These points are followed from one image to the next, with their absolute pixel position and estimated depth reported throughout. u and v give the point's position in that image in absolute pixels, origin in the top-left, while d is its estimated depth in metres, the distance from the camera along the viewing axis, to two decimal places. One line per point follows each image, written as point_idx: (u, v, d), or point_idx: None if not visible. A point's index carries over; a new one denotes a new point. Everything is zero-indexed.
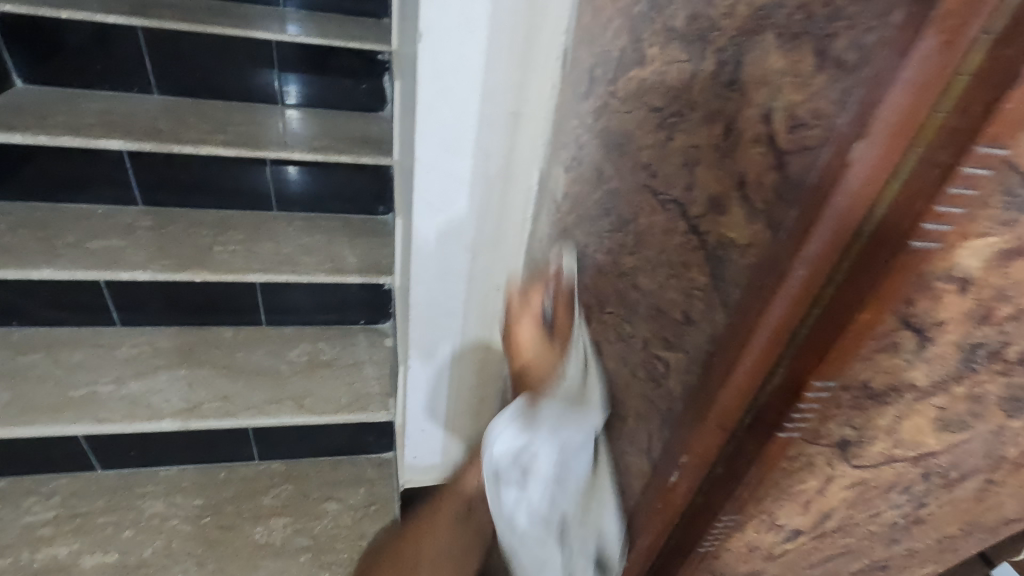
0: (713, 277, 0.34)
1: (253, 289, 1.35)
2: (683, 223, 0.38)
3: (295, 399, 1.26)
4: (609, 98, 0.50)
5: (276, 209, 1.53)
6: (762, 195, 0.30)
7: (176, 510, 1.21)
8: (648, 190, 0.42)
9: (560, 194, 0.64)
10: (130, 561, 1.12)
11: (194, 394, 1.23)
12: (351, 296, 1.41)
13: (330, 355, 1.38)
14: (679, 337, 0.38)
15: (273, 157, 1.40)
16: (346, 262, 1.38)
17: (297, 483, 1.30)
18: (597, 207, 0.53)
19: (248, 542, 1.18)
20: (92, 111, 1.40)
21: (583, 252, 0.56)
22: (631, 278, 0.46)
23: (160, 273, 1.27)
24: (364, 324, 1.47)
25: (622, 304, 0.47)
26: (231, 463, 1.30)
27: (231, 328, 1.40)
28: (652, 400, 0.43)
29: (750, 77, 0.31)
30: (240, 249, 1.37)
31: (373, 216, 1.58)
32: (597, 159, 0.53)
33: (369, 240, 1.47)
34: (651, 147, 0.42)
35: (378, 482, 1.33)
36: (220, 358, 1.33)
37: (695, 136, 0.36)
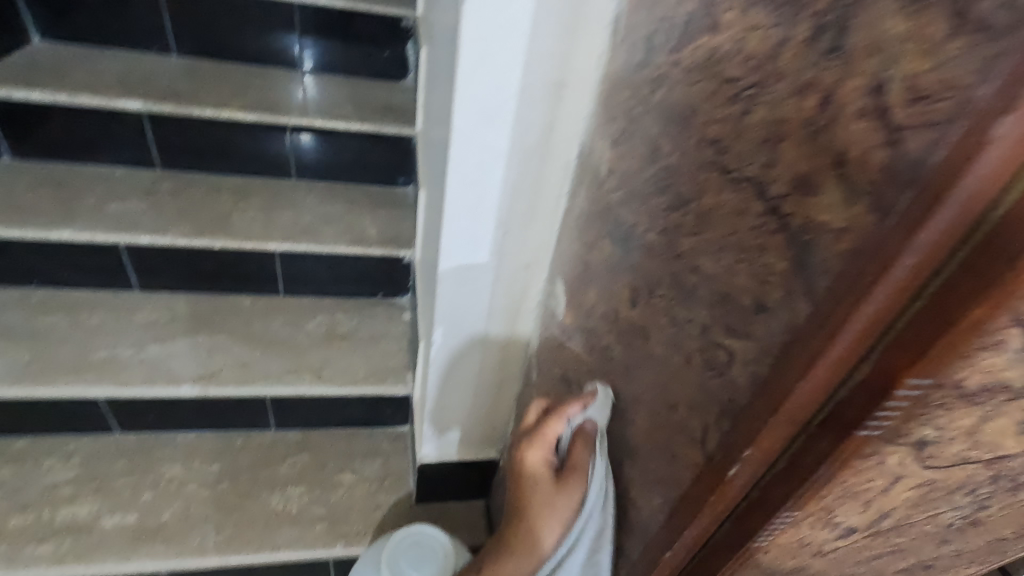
0: (795, 264, 0.32)
1: (272, 258, 1.33)
2: (760, 204, 0.35)
3: (314, 370, 1.26)
4: (670, 67, 0.47)
5: (296, 177, 1.50)
6: (868, 177, 0.27)
7: (194, 475, 1.22)
8: (716, 168, 0.40)
9: (605, 170, 0.61)
10: (149, 523, 1.13)
11: (213, 361, 1.23)
12: (370, 268, 1.39)
13: (348, 327, 1.37)
14: (748, 325, 0.36)
15: (294, 124, 1.38)
16: (366, 233, 1.36)
17: (313, 452, 1.30)
18: (650, 184, 0.50)
19: (265, 510, 1.18)
20: (111, 70, 1.37)
21: (631, 232, 0.54)
22: (689, 262, 0.43)
23: (180, 238, 1.26)
24: (382, 297, 1.46)
25: (677, 288, 0.45)
26: (248, 430, 1.31)
27: (249, 297, 1.39)
28: (710, 389, 0.41)
29: (859, 43, 0.28)
30: (260, 217, 1.35)
31: (393, 187, 1.56)
32: (653, 133, 0.50)
33: (390, 212, 1.45)
34: (723, 121, 0.39)
35: (393, 455, 1.33)
36: (239, 326, 1.32)
37: (779, 110, 0.33)
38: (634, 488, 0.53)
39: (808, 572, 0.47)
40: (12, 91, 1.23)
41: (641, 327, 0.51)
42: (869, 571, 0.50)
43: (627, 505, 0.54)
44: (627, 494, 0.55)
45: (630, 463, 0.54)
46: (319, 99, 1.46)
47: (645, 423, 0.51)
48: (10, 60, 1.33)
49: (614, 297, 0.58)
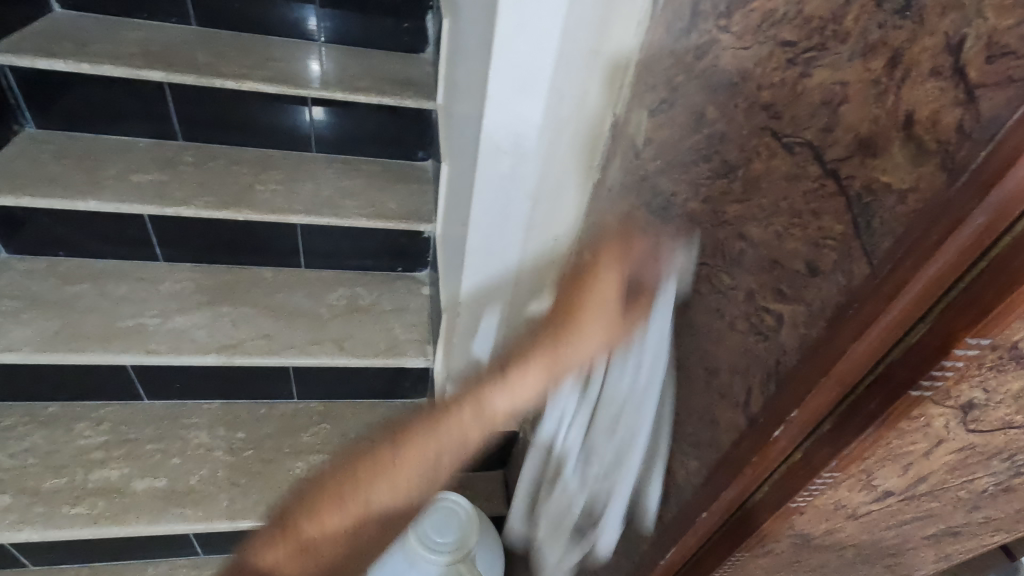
0: (853, 227, 0.33)
1: (294, 231, 1.34)
2: (815, 169, 0.35)
3: (336, 341, 1.28)
4: (719, 33, 0.46)
5: (315, 150, 1.50)
6: (938, 137, 0.28)
7: (220, 441, 1.25)
8: (768, 133, 0.40)
9: (642, 140, 0.61)
10: (178, 487, 1.16)
11: (237, 331, 1.25)
12: (390, 241, 1.40)
13: (369, 301, 1.38)
14: (799, 290, 0.37)
15: (314, 96, 1.37)
16: (386, 207, 1.37)
17: (335, 422, 1.33)
18: (693, 153, 0.50)
19: (289, 476, 1.21)
20: (131, 40, 1.37)
21: (670, 201, 0.54)
22: (735, 228, 0.44)
23: (203, 210, 1.26)
24: (401, 271, 1.47)
25: (720, 255, 0.45)
26: (271, 400, 1.33)
27: (271, 269, 1.41)
28: (755, 354, 0.41)
29: (932, 2, 0.28)
30: (282, 189, 1.36)
31: (412, 161, 1.55)
32: (697, 100, 0.49)
33: (409, 186, 1.45)
34: (777, 86, 0.39)
35: None
36: (262, 297, 1.34)
37: (842, 71, 0.33)
38: (667, 454, 0.55)
39: (840, 535, 0.48)
40: (36, 60, 1.22)
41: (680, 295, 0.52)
42: (898, 536, 0.51)
43: (660, 469, 0.55)
44: (660, 459, 0.56)
45: (664, 428, 0.55)
46: (338, 72, 1.45)
47: (681, 389, 0.52)
48: (32, 28, 1.32)
49: None
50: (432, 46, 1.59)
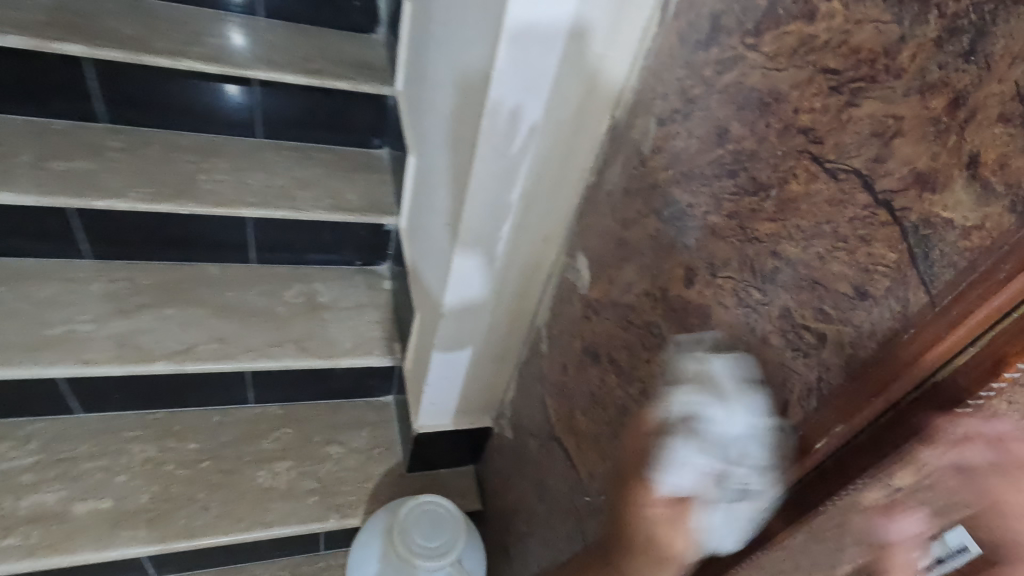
0: (910, 255, 0.34)
1: (243, 224, 1.25)
2: (864, 196, 0.37)
3: (297, 342, 1.21)
4: (748, 49, 0.47)
5: (262, 135, 1.39)
6: (1007, 179, 0.29)
7: (170, 455, 1.16)
8: (807, 155, 0.41)
9: (649, 148, 0.61)
10: (127, 506, 1.07)
11: (188, 335, 1.16)
12: (350, 234, 1.33)
13: (329, 297, 1.32)
14: (848, 313, 0.38)
15: (260, 79, 1.26)
16: (346, 199, 1.30)
17: (297, 426, 1.26)
18: (714, 167, 0.51)
19: (252, 486, 1.15)
20: (39, 6, 1.20)
21: (687, 212, 0.55)
22: (768, 246, 0.45)
23: (141, 203, 1.15)
24: (360, 266, 1.41)
25: (751, 269, 0.47)
26: (226, 406, 1.25)
27: (217, 265, 1.30)
28: (793, 370, 0.43)
29: (1001, 51, 0.30)
30: (229, 179, 1.26)
31: (367, 149, 1.47)
32: (720, 115, 0.50)
33: (366, 176, 1.38)
34: (816, 112, 0.40)
35: (380, 425, 1.31)
36: (210, 296, 1.24)
37: (894, 106, 0.35)
38: None
39: None
40: None
41: (699, 307, 0.53)
42: None
43: None
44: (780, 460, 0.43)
45: None
46: (286, 52, 1.35)
47: None
48: None
49: (661, 275, 0.59)
50: (384, 27, 1.51)
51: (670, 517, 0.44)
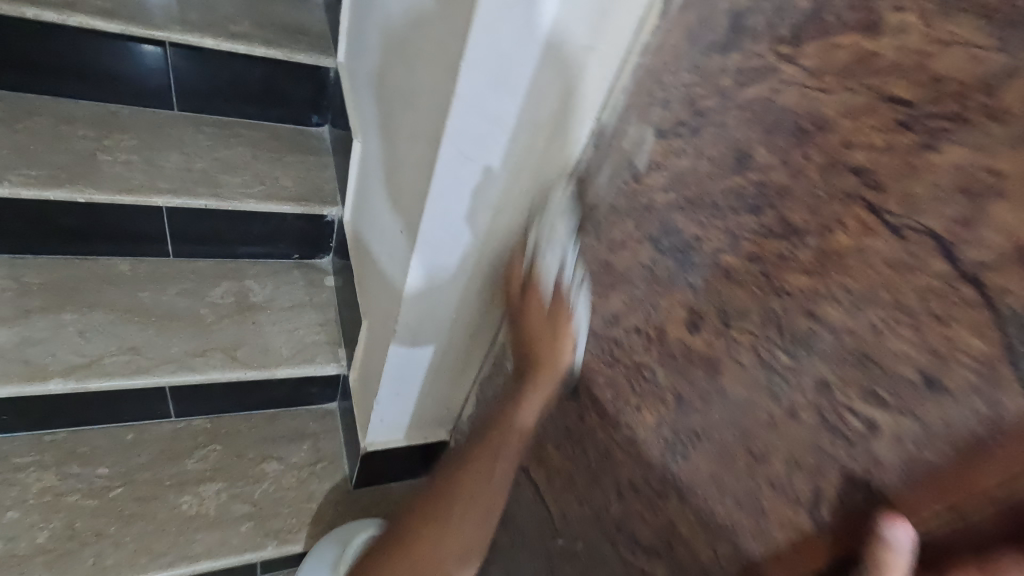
0: (1006, 347, 0.28)
1: (157, 214, 1.08)
2: (943, 266, 0.30)
3: (225, 350, 1.07)
4: (781, 60, 0.39)
5: (178, 108, 1.20)
6: None
7: (73, 483, 1.00)
8: (861, 203, 0.34)
9: (644, 164, 0.53)
10: (19, 549, 0.92)
11: (90, 346, 0.99)
12: (286, 226, 1.18)
13: (262, 297, 1.17)
14: (915, 403, 0.31)
15: (176, 42, 1.08)
16: (279, 187, 1.15)
17: (227, 442, 1.13)
18: (731, 197, 0.43)
19: (173, 514, 1.02)
20: None
21: (691, 245, 0.47)
22: (802, 304, 0.38)
23: (24, 190, 0.96)
24: (298, 259, 1.25)
25: (777, 327, 0.39)
26: (141, 423, 1.09)
27: (126, 261, 1.12)
28: (829, 454, 0.36)
29: None
30: (138, 162, 1.08)
31: (305, 127, 1.30)
32: (741, 136, 0.42)
33: (303, 159, 1.22)
34: (877, 150, 0.33)
35: (322, 436, 1.19)
36: (117, 298, 1.07)
37: (992, 156, 0.28)
38: (678, 523, 0.49)
39: None
40: None
41: (706, 358, 0.46)
42: None
43: (672, 545, 0.50)
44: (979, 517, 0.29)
45: (680, 498, 0.49)
46: (206, 11, 1.16)
47: (704, 462, 0.46)
48: None
49: (655, 312, 0.52)
50: None
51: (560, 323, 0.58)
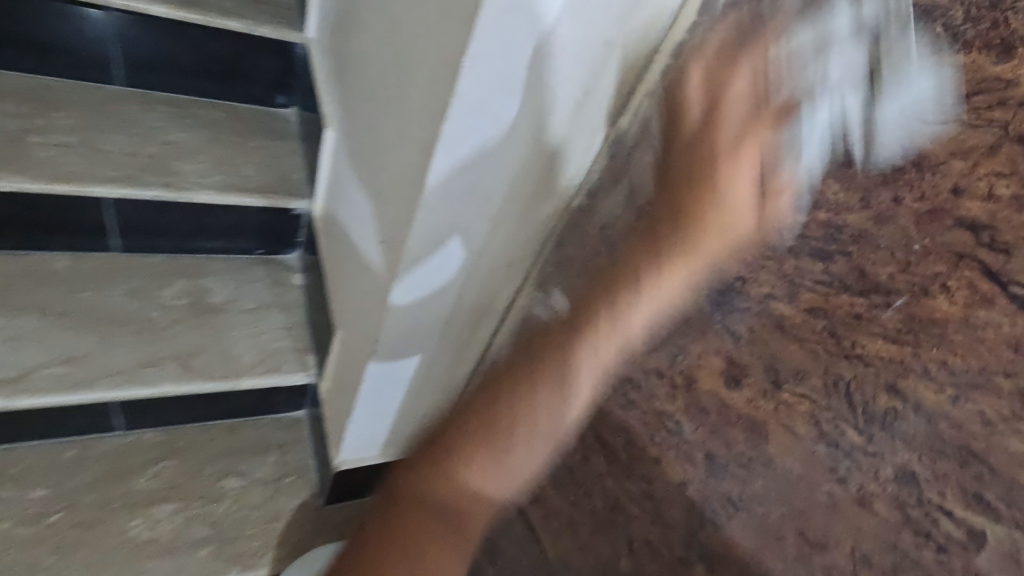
0: None
1: (99, 207, 0.96)
2: None
3: (178, 360, 0.97)
4: None
5: (122, 83, 1.05)
6: None
7: (4, 509, 0.90)
8: (972, 265, 0.28)
9: None
10: None
11: (22, 358, 0.89)
12: (248, 219, 1.07)
13: (221, 297, 1.06)
14: None
15: (115, 7, 0.95)
16: (240, 177, 1.04)
17: (183, 457, 1.03)
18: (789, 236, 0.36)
19: (122, 541, 0.92)
20: None
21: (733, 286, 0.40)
22: (882, 376, 0.31)
23: None
24: (262, 255, 1.14)
25: (848, 401, 0.33)
26: (84, 437, 0.98)
27: (64, 257, 1.00)
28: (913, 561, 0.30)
29: None
30: (76, 145, 0.95)
31: (269, 109, 1.16)
32: None
33: (267, 144, 1.10)
34: (999, 205, 0.27)
35: (289, 448, 1.10)
36: (54, 301, 0.95)
37: None
38: None
39: None
40: None
41: (748, 420, 0.39)
42: None
43: None
44: None
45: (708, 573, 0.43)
46: None
47: (743, 539, 0.40)
48: None
49: (682, 356, 0.45)
50: None
51: (741, 190, 0.29)
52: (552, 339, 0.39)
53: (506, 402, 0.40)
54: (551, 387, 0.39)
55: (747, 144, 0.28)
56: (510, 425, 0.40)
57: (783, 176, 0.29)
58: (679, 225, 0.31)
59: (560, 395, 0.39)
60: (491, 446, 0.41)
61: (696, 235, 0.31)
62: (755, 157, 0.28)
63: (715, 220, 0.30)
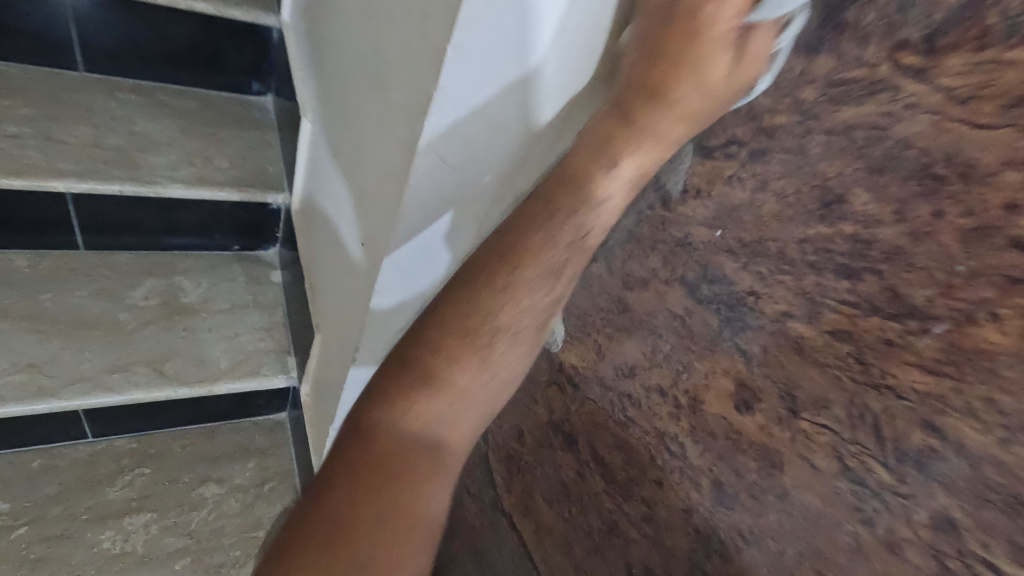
0: None
1: (60, 202, 0.90)
2: None
3: (149, 364, 0.92)
4: (901, 75, 0.28)
5: (84, 69, 0.99)
6: None
7: None
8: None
9: (681, 186, 0.41)
10: None
11: None
12: (223, 214, 1.01)
13: (195, 297, 1.01)
14: None
15: None
16: (213, 169, 0.98)
17: (157, 464, 0.99)
18: (809, 250, 0.33)
19: (91, 555, 0.87)
20: None
21: (744, 302, 0.37)
22: (916, 410, 0.28)
23: None
24: (239, 251, 1.09)
25: (875, 436, 0.30)
26: (52, 446, 0.95)
27: (26, 256, 0.95)
28: None
29: None
30: (32, 136, 0.89)
31: (245, 96, 1.10)
32: (833, 172, 0.31)
33: (242, 135, 1.05)
34: None
35: (270, 453, 1.06)
36: (14, 304, 0.90)
37: None
38: None
39: None
40: None
41: (760, 447, 0.36)
42: None
43: None
44: None
45: None
46: None
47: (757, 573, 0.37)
48: None
49: (688, 373, 0.42)
50: None
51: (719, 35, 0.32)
52: (536, 222, 0.36)
53: (490, 304, 0.36)
54: (537, 283, 0.36)
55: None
56: (495, 329, 0.37)
57: (756, 40, 0.33)
58: (664, 73, 0.34)
59: (545, 288, 0.37)
60: (475, 356, 0.37)
61: (667, 82, 0.34)
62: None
63: (687, 66, 0.33)
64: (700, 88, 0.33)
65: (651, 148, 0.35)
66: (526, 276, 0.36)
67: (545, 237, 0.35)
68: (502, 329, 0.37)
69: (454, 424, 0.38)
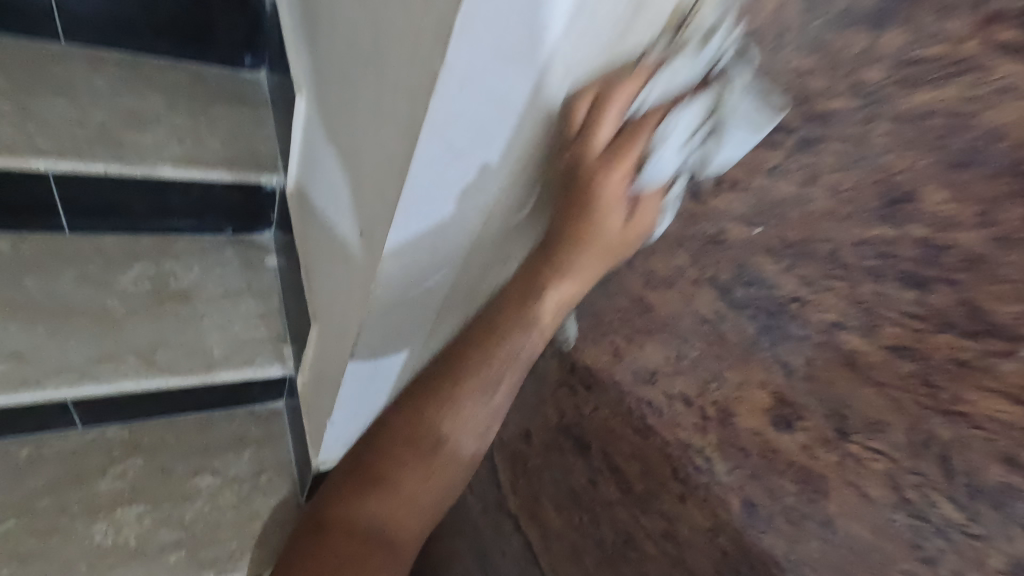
0: None
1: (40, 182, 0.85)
2: None
3: (138, 353, 0.88)
4: (994, 51, 0.24)
5: (64, 41, 0.94)
6: None
7: None
8: None
9: (713, 176, 0.37)
10: None
11: None
12: (214, 195, 0.96)
13: (187, 283, 0.97)
14: None
15: None
16: (203, 148, 0.93)
17: (150, 454, 0.96)
18: (869, 253, 0.29)
19: (83, 549, 0.85)
20: None
21: (787, 309, 0.33)
22: (995, 443, 0.25)
23: None
24: (232, 234, 1.04)
25: (944, 468, 0.27)
26: (40, 435, 0.92)
27: (9, 241, 0.91)
28: None
29: None
30: (9, 112, 0.84)
31: (235, 70, 1.05)
32: (904, 163, 0.27)
33: (234, 111, 0.99)
34: None
35: (266, 443, 1.03)
36: None
37: None
38: None
39: None
40: None
41: (801, 470, 0.33)
42: None
43: None
44: None
45: None
46: None
47: None
48: None
49: (717, 383, 0.38)
50: None
51: (617, 193, 0.39)
52: (471, 352, 0.43)
53: (436, 411, 0.44)
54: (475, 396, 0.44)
55: (616, 163, 0.38)
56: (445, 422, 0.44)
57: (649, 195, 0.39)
58: (577, 229, 0.40)
59: (484, 400, 0.44)
60: (421, 460, 0.44)
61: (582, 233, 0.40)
62: (623, 171, 0.39)
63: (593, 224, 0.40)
64: (615, 232, 0.40)
65: (570, 287, 0.41)
66: (467, 387, 0.43)
67: (479, 361, 0.43)
68: (459, 419, 0.44)
69: (399, 518, 0.45)
